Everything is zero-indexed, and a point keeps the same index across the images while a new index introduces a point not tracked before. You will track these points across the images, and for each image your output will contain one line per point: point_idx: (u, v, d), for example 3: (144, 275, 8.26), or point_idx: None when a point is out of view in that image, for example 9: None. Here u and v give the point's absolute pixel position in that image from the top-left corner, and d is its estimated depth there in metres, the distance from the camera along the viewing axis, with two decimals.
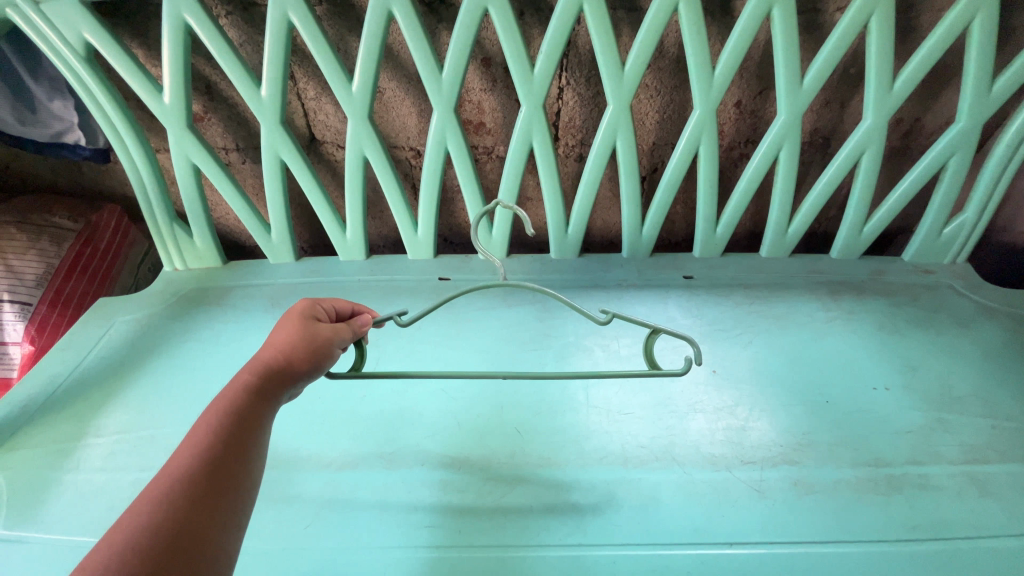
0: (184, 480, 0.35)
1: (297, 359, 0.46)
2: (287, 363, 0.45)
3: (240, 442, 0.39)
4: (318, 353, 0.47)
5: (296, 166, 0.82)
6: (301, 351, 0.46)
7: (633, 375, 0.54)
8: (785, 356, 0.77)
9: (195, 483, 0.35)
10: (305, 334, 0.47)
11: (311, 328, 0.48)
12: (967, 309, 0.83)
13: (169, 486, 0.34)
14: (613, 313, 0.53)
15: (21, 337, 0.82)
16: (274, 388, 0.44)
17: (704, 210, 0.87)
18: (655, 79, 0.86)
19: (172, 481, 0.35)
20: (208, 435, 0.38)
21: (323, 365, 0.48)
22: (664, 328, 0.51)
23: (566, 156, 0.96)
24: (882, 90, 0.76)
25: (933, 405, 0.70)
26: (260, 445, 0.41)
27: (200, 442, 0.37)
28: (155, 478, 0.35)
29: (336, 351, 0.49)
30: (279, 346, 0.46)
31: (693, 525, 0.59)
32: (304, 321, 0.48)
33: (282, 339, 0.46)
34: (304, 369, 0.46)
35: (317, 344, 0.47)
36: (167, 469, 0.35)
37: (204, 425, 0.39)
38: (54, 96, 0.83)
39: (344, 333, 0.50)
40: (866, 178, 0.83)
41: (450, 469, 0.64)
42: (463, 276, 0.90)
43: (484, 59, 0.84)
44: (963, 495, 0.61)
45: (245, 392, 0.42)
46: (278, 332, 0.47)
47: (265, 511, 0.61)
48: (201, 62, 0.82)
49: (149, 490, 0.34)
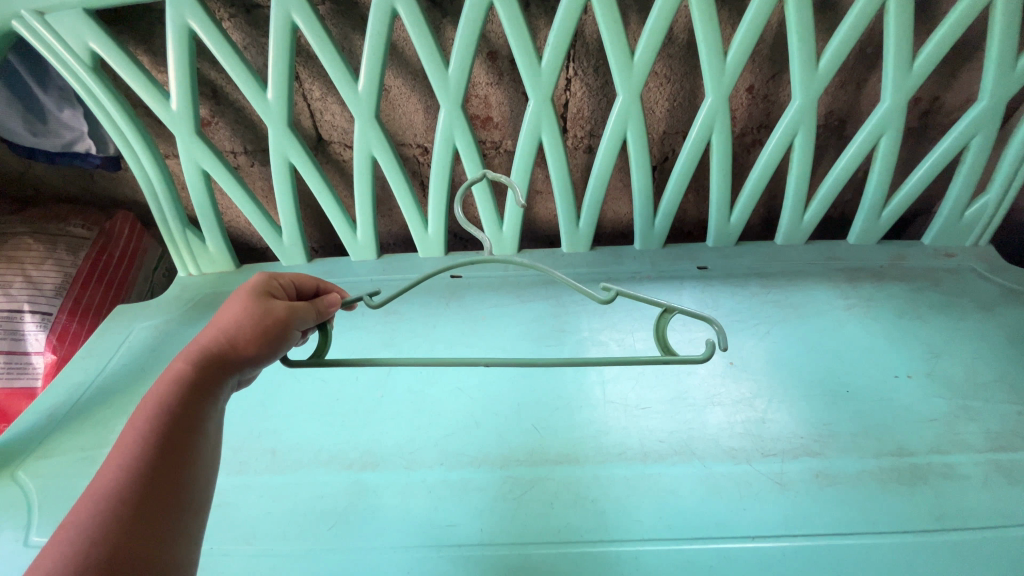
0: (132, 467, 0.36)
1: (247, 338, 0.46)
2: (235, 343, 0.45)
3: (188, 425, 0.40)
4: (270, 332, 0.46)
5: (305, 167, 0.81)
6: (250, 331, 0.46)
7: (649, 361, 0.49)
8: (804, 346, 0.76)
9: (143, 470, 0.36)
10: (255, 312, 0.47)
11: (262, 306, 0.47)
12: (990, 293, 0.81)
13: (118, 476, 0.35)
14: (617, 291, 0.50)
15: (43, 347, 0.84)
16: (222, 370, 0.45)
17: (718, 199, 0.85)
18: (665, 67, 0.84)
19: (119, 468, 0.36)
20: (154, 418, 0.39)
21: (281, 343, 0.48)
22: (678, 307, 0.48)
23: (575, 148, 0.95)
24: (901, 71, 0.74)
25: (957, 392, 0.69)
26: (212, 428, 0.42)
27: (144, 428, 0.38)
28: (103, 469, 0.36)
29: (297, 328, 0.49)
30: (224, 326, 0.46)
31: (713, 519, 0.59)
32: (253, 300, 0.48)
33: (227, 321, 0.46)
34: (259, 346, 0.46)
35: (269, 322, 0.47)
36: (115, 458, 0.37)
37: (148, 409, 0.40)
38: (63, 105, 0.83)
39: (308, 312, 0.50)
40: (885, 162, 0.81)
41: (469, 468, 0.64)
42: (476, 273, 0.89)
43: (490, 53, 0.83)
44: (990, 484, 0.60)
45: (189, 376, 0.42)
46: (229, 308, 0.48)
47: (289, 513, 0.62)
48: (206, 66, 0.82)
49: (97, 481, 0.35)
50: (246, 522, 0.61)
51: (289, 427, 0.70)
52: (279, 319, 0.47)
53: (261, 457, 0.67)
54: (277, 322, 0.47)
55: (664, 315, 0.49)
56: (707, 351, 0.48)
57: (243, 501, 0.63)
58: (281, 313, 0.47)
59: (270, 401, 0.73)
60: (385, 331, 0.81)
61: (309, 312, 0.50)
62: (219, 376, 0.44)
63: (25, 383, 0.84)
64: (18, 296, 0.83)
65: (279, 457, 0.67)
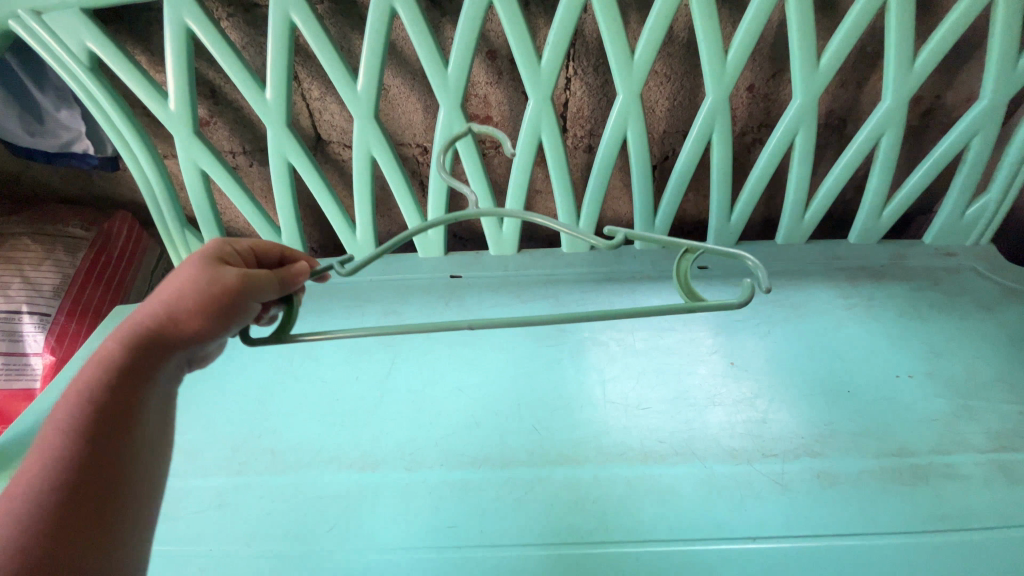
0: (62, 456, 0.37)
1: (189, 311, 0.43)
2: (179, 315, 0.43)
3: (122, 410, 0.41)
4: (218, 301, 0.44)
5: (304, 167, 0.81)
6: (192, 303, 0.43)
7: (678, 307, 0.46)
8: (805, 345, 0.76)
9: (72, 459, 0.37)
10: (197, 282, 0.44)
11: (207, 275, 0.45)
12: (991, 292, 0.81)
13: (47, 467, 0.37)
14: (626, 235, 0.49)
15: (41, 348, 0.83)
16: (163, 347, 0.43)
17: (719, 199, 0.85)
18: (665, 66, 0.84)
19: (49, 458, 0.37)
20: (86, 402, 0.40)
21: (232, 314, 0.45)
22: (702, 247, 0.47)
23: (575, 147, 0.94)
24: (902, 69, 0.73)
25: (958, 392, 0.69)
26: (151, 409, 0.43)
27: (74, 413, 0.39)
28: (34, 456, 0.37)
29: (249, 299, 0.46)
30: (167, 299, 0.44)
31: (714, 519, 0.59)
32: (199, 269, 0.45)
33: (170, 293, 0.44)
34: (204, 319, 0.43)
35: (211, 293, 0.44)
36: (47, 445, 0.38)
37: (80, 392, 0.40)
38: (60, 106, 0.82)
39: (266, 283, 0.47)
40: (886, 161, 0.81)
41: (469, 469, 0.64)
42: (475, 273, 0.89)
43: (490, 52, 0.82)
44: (991, 484, 0.60)
45: (123, 354, 0.42)
46: (177, 276, 0.45)
47: (289, 514, 0.62)
48: (204, 66, 0.82)
49: (27, 471, 0.37)
50: (245, 524, 0.61)
51: (288, 427, 0.70)
52: (224, 289, 0.44)
53: (261, 458, 0.67)
54: (221, 293, 0.44)
55: (683, 257, 0.48)
56: (741, 296, 0.44)
57: (243, 502, 0.63)
58: (228, 282, 0.44)
59: (270, 402, 0.72)
60: (385, 331, 0.81)
61: (264, 282, 0.46)
62: (161, 354, 0.43)
63: (24, 384, 0.83)
64: (16, 297, 0.83)
65: (278, 458, 0.67)
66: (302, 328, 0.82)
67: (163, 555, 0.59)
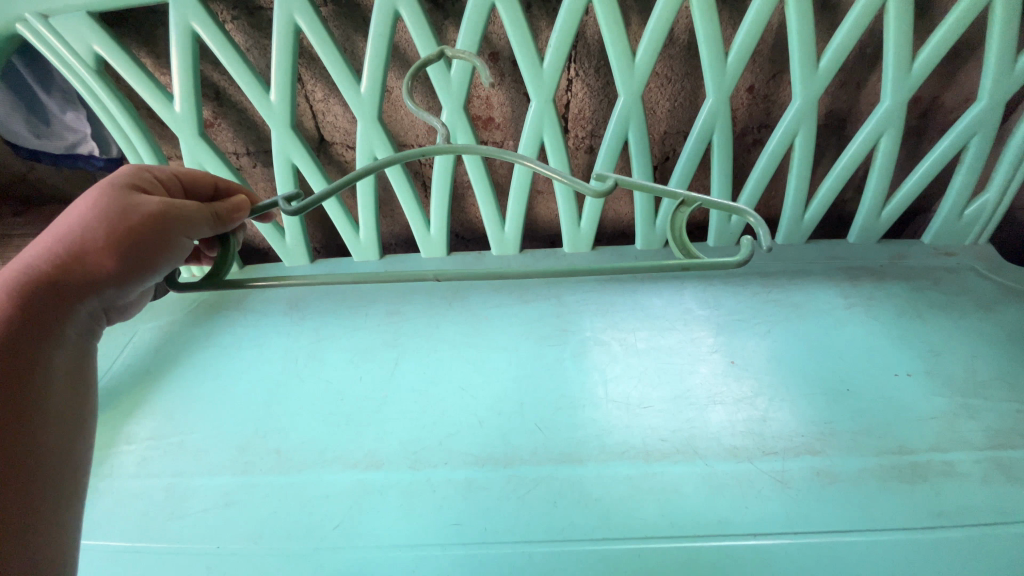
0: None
1: (107, 238, 0.44)
2: (87, 247, 0.43)
3: (33, 344, 0.42)
4: (132, 232, 0.44)
5: (307, 168, 0.82)
6: (109, 230, 0.44)
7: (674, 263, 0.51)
8: (805, 344, 0.76)
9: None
10: (115, 208, 0.44)
11: (125, 202, 0.45)
12: (990, 292, 0.82)
13: None
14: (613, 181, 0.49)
15: None
16: (73, 280, 0.44)
17: (720, 199, 0.86)
18: (666, 67, 0.85)
19: None
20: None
21: (157, 244, 0.45)
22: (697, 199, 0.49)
23: (576, 148, 0.95)
24: (901, 71, 0.74)
25: (957, 390, 0.70)
26: (62, 350, 0.44)
27: None
28: None
29: (177, 229, 0.46)
30: (81, 223, 0.44)
31: (715, 516, 0.59)
32: (114, 194, 0.45)
33: (83, 218, 0.44)
34: (126, 248, 0.44)
35: (132, 221, 0.44)
36: None
37: None
38: (66, 108, 0.83)
39: (198, 222, 0.47)
40: (885, 161, 0.81)
41: (473, 467, 0.65)
42: (478, 273, 0.90)
43: (492, 54, 0.83)
44: (989, 481, 0.61)
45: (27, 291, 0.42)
46: (86, 202, 0.45)
47: (295, 512, 0.62)
48: (209, 68, 0.82)
49: None
50: (252, 524, 0.61)
51: (293, 427, 0.70)
52: (147, 217, 0.45)
53: (267, 457, 0.67)
54: (145, 221, 0.45)
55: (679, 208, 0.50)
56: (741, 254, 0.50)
57: (249, 501, 0.63)
58: (151, 209, 0.45)
59: (275, 401, 0.73)
60: (388, 331, 0.81)
61: (196, 214, 0.47)
62: (75, 285, 0.44)
63: None
64: None
65: (284, 458, 0.67)
66: (307, 328, 0.82)
67: (171, 554, 0.59)
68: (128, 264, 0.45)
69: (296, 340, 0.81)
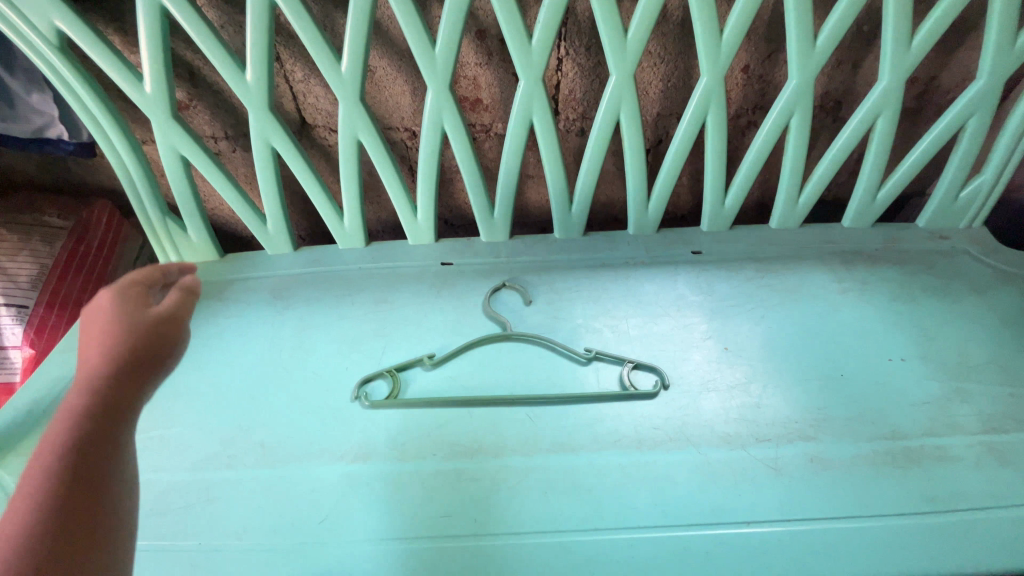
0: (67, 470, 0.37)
1: (139, 343, 0.47)
2: (138, 348, 0.46)
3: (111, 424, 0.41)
4: (163, 326, 0.50)
5: (288, 152, 0.78)
6: (137, 337, 0.47)
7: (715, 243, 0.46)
8: (799, 330, 0.75)
9: (76, 466, 0.37)
10: (137, 316, 0.49)
11: (131, 315, 0.49)
12: (983, 275, 0.81)
13: (51, 480, 0.36)
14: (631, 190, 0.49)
15: (20, 341, 0.81)
16: (134, 378, 0.45)
17: (713, 182, 0.84)
18: (659, 46, 0.82)
19: (54, 478, 0.36)
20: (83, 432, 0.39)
21: (180, 335, 0.51)
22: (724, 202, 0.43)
23: (567, 130, 0.92)
24: (900, 49, 0.72)
25: (950, 374, 0.69)
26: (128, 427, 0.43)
27: (72, 449, 0.38)
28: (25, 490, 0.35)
29: (187, 318, 0.53)
30: (101, 351, 0.45)
31: (708, 505, 0.58)
32: (111, 316, 0.48)
33: (100, 346, 0.45)
34: (161, 343, 0.49)
35: (154, 319, 0.50)
36: (42, 479, 0.36)
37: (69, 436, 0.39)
38: (31, 89, 0.79)
39: (187, 299, 0.55)
40: (881, 143, 0.80)
41: (462, 459, 0.63)
42: (466, 261, 0.87)
43: (479, 31, 0.80)
44: (982, 466, 0.60)
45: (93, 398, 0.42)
46: (94, 330, 0.47)
47: (279, 507, 0.60)
48: (181, 46, 0.79)
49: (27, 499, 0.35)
50: (235, 520, 0.60)
51: (278, 419, 0.68)
52: (167, 314, 0.51)
53: (250, 451, 0.65)
54: (166, 317, 0.51)
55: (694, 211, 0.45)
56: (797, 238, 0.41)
57: (233, 496, 0.61)
58: (166, 309, 0.51)
59: (258, 393, 0.71)
60: (375, 320, 0.79)
61: (185, 299, 0.54)
62: (133, 379, 0.45)
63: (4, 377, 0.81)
64: None
65: (268, 451, 0.65)
66: (291, 318, 0.80)
67: (152, 550, 0.58)
68: (167, 358, 0.49)
69: (280, 330, 0.79)
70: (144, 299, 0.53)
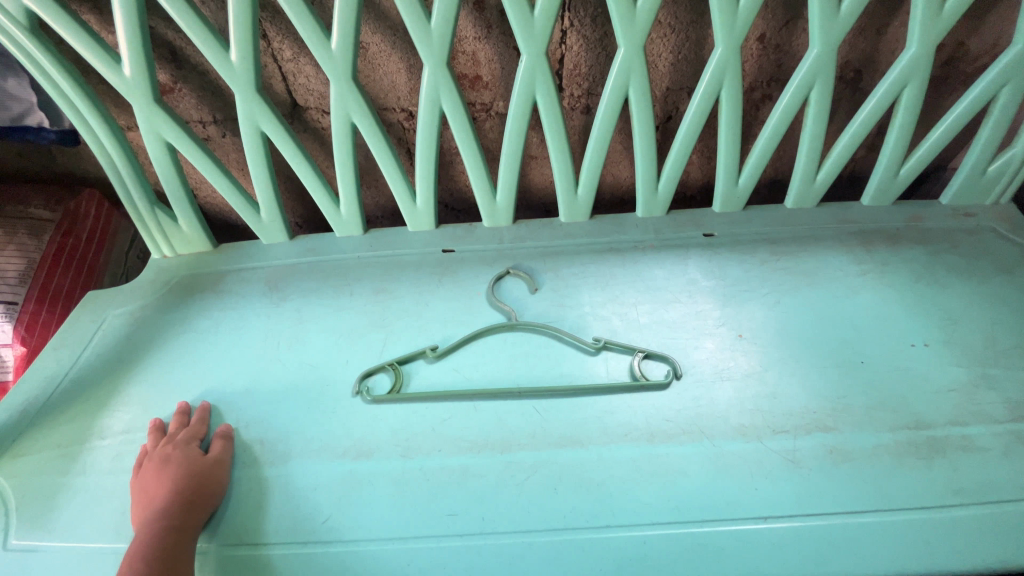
0: None
1: (187, 494, 0.57)
2: (175, 523, 0.55)
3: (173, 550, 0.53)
4: (200, 490, 0.58)
5: (278, 137, 0.75)
6: (188, 483, 0.58)
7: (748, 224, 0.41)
8: (816, 314, 0.72)
9: None
10: (179, 471, 0.58)
11: (181, 461, 0.59)
12: (1011, 254, 0.77)
13: None
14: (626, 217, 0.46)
15: (10, 339, 0.78)
16: (172, 530, 0.54)
17: (726, 162, 0.80)
18: (670, 15, 0.77)
19: None
20: None
21: (214, 480, 0.59)
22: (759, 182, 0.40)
23: (571, 108, 0.88)
24: (931, 13, 0.68)
25: (976, 360, 0.66)
26: (188, 547, 0.54)
27: None
28: None
29: (220, 482, 0.60)
30: (156, 510, 0.56)
31: (724, 500, 0.56)
32: (167, 466, 0.59)
33: (155, 507, 0.56)
34: (200, 491, 0.58)
35: (190, 487, 0.58)
36: None
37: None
38: (6, 74, 0.75)
39: (223, 458, 0.62)
40: (906, 116, 0.75)
41: (468, 454, 0.61)
42: (468, 247, 0.84)
43: (477, 2, 0.75)
44: (1009, 456, 0.58)
45: (168, 525, 0.54)
46: (154, 485, 0.58)
47: (281, 506, 0.59)
48: (161, 26, 0.74)
49: None
50: (236, 520, 0.58)
51: (277, 416, 0.66)
52: (199, 470, 0.59)
53: (250, 448, 0.63)
54: (201, 478, 0.59)
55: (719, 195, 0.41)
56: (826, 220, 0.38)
57: (233, 495, 0.60)
58: (201, 472, 0.59)
59: (256, 388, 0.69)
60: (374, 311, 0.76)
61: (226, 444, 0.63)
62: (176, 527, 0.54)
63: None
64: None
65: (267, 448, 0.63)
66: (287, 310, 0.77)
67: None
68: (210, 494, 0.58)
69: (276, 323, 0.76)
70: (188, 430, 0.64)
